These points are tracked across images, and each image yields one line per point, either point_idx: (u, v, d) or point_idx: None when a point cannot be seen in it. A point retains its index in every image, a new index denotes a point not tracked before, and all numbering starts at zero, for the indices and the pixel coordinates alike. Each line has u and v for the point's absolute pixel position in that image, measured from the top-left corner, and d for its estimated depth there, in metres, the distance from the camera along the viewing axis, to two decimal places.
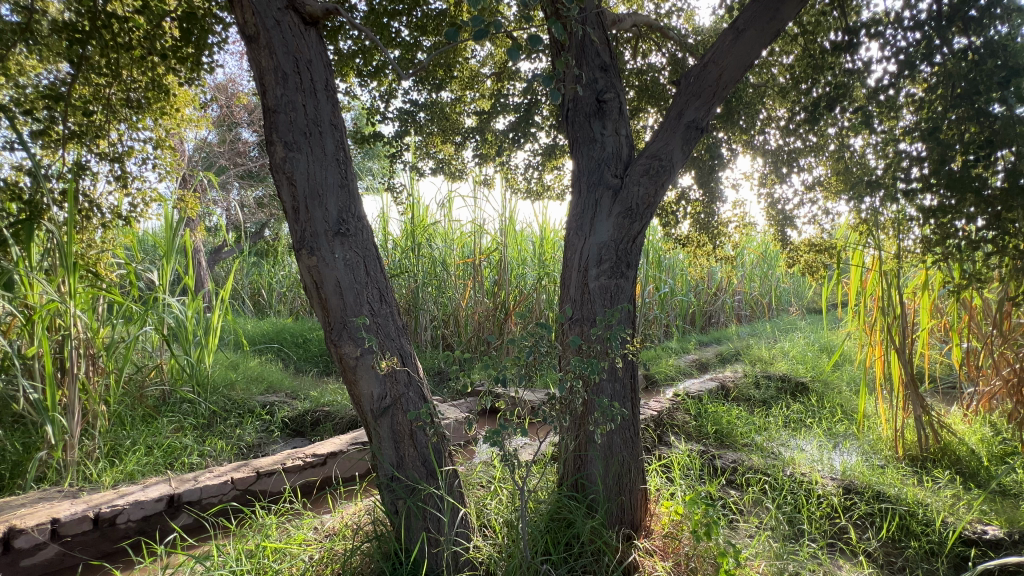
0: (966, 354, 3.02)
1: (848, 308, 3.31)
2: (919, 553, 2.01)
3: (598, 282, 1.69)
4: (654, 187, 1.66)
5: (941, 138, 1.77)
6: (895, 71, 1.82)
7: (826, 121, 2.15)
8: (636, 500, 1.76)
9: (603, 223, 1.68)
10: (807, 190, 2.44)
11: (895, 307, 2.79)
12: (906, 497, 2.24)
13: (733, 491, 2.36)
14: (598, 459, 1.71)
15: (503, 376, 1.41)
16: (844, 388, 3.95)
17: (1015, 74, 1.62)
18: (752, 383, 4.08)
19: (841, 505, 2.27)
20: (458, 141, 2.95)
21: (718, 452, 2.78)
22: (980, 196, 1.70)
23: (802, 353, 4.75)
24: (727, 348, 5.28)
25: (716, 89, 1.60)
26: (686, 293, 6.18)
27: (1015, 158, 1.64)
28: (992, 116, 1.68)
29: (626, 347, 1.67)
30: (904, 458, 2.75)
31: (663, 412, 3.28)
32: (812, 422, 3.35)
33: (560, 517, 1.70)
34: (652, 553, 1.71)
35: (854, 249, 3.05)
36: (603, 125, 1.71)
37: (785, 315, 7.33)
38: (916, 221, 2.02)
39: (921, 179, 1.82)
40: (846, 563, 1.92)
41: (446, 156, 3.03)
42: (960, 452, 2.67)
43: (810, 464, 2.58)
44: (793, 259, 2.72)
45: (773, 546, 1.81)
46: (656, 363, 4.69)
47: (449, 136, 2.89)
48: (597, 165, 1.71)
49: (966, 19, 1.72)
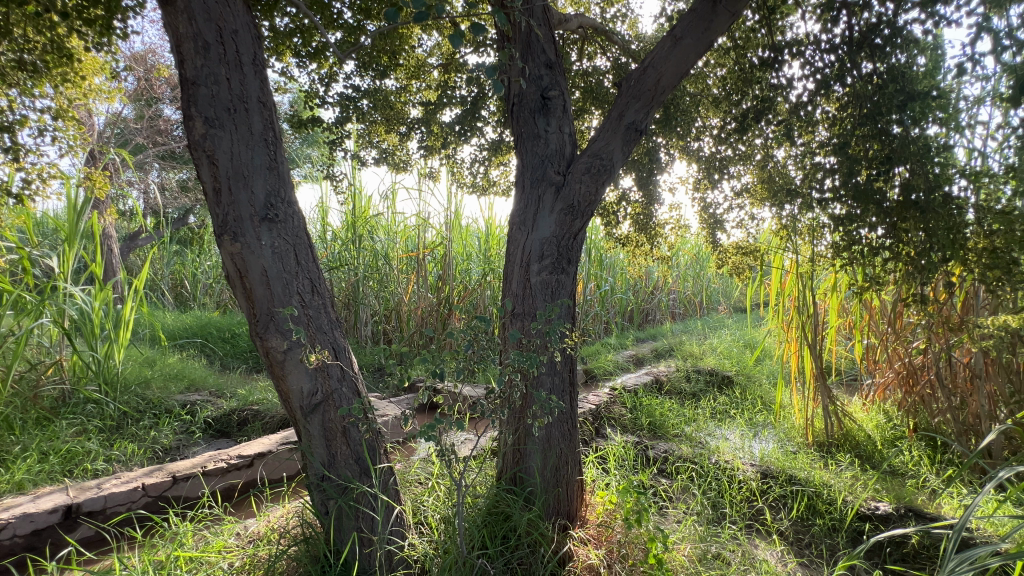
0: (867, 350, 3.36)
1: (769, 308, 3.58)
2: (823, 530, 2.22)
3: (539, 277, 1.71)
4: (595, 186, 1.69)
5: (850, 153, 1.95)
6: (813, 89, 1.99)
7: (754, 132, 2.30)
8: (572, 491, 1.80)
9: (546, 219, 1.70)
10: (735, 196, 2.60)
11: (809, 307, 3.05)
12: (814, 479, 2.44)
13: (663, 479, 2.48)
14: (536, 452, 1.73)
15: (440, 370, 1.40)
16: (764, 381, 4.28)
17: (911, 99, 1.82)
18: (683, 376, 4.32)
19: (758, 489, 2.45)
20: (404, 132, 2.88)
21: (651, 442, 2.93)
22: (880, 208, 1.90)
23: (728, 349, 5.09)
24: (661, 344, 5.56)
25: (654, 93, 1.65)
26: (625, 292, 6.42)
27: (909, 174, 1.83)
28: (891, 135, 1.86)
29: (565, 341, 1.69)
30: (813, 444, 3.02)
31: (601, 406, 3.39)
32: (735, 413, 3.60)
33: (498, 511, 1.71)
34: (586, 542, 1.73)
35: (775, 253, 3.30)
36: (547, 122, 1.73)
37: (713, 313, 7.81)
38: (828, 228, 2.21)
39: (833, 190, 2.01)
40: (761, 541, 2.09)
41: (391, 146, 2.94)
42: (859, 438, 2.97)
43: (733, 452, 2.77)
44: (722, 260, 2.89)
45: (698, 530, 1.91)
46: (596, 359, 4.85)
47: (394, 126, 2.81)
48: (542, 161, 1.72)
49: (872, 46, 1.91)
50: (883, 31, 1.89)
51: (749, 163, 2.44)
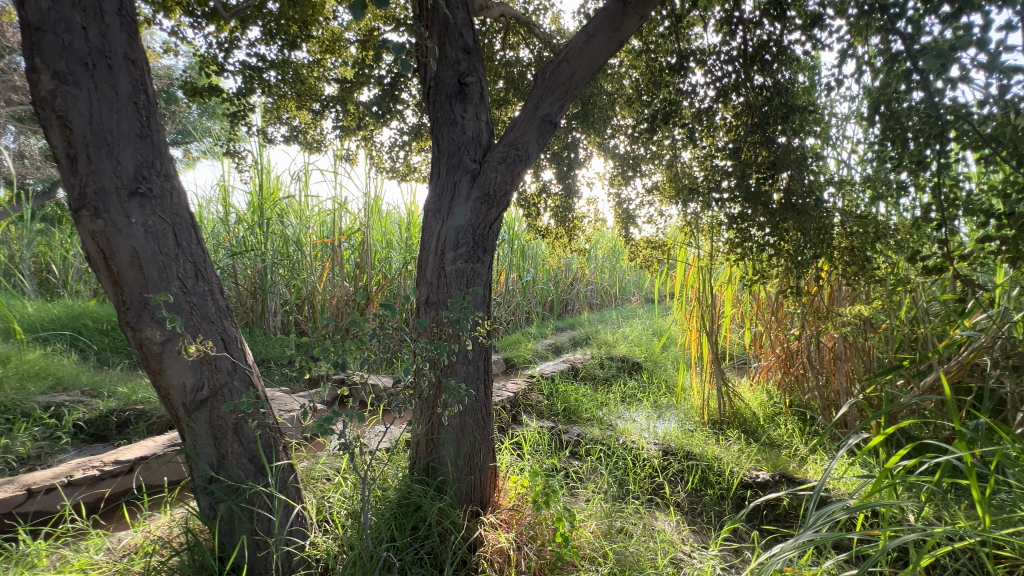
0: (755, 336, 3.75)
1: (675, 298, 3.87)
2: (713, 498, 2.46)
3: (454, 265, 1.69)
4: (511, 176, 1.69)
5: (743, 158, 2.15)
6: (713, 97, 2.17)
7: (663, 133, 2.44)
8: (485, 478, 1.82)
9: (461, 207, 1.69)
10: (646, 193, 2.75)
11: (708, 297, 3.35)
12: (707, 454, 2.68)
13: (575, 461, 2.61)
14: (450, 441, 1.73)
15: (343, 361, 1.33)
16: (669, 366, 4.63)
17: (791, 112, 2.04)
18: (598, 363, 4.57)
19: (659, 465, 2.66)
20: (317, 109, 2.70)
21: (565, 427, 3.07)
22: (767, 209, 2.12)
23: (638, 337, 5.44)
24: (579, 333, 5.80)
25: (568, 87, 1.67)
26: (546, 282, 6.60)
27: (790, 180, 2.06)
28: (776, 145, 2.09)
29: (478, 329, 1.69)
30: (708, 422, 3.33)
31: (519, 393, 3.48)
32: (643, 396, 3.87)
33: (408, 502, 1.68)
34: (497, 527, 1.76)
35: (681, 248, 3.57)
36: (463, 108, 1.71)
37: (627, 303, 8.30)
38: (724, 226, 2.42)
39: (729, 192, 2.21)
40: (660, 513, 2.26)
41: (302, 124, 2.75)
42: (746, 415, 3.32)
43: (639, 433, 2.98)
44: (633, 254, 3.07)
45: (604, 507, 2.01)
46: (515, 348, 4.94)
47: (305, 102, 2.63)
48: (458, 148, 1.71)
49: (762, 61, 2.12)
50: (771, 49, 2.10)
51: (657, 162, 2.60)
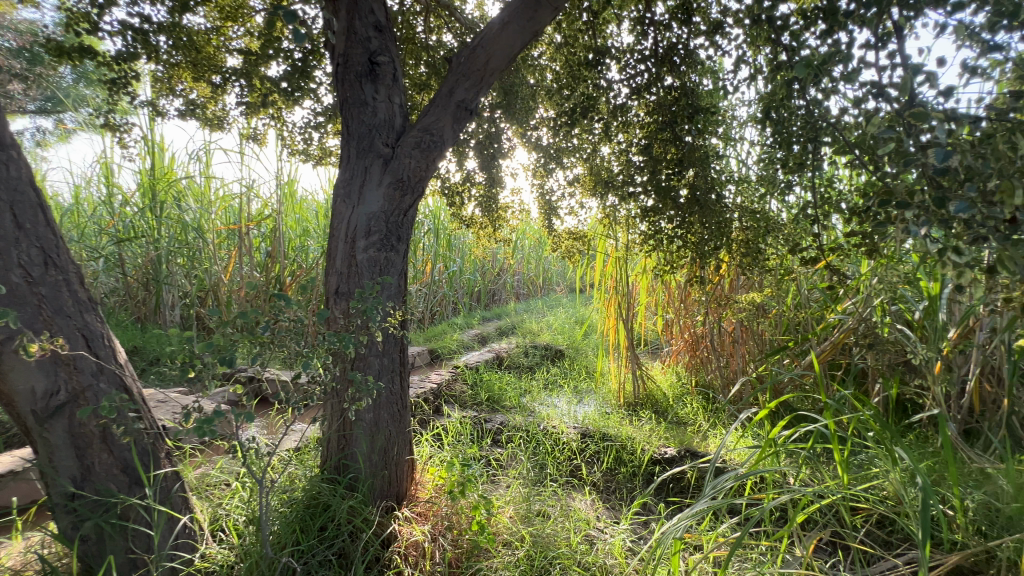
0: (666, 322, 4.02)
1: (595, 287, 4.04)
2: (626, 475, 2.62)
3: (366, 254, 1.62)
4: (425, 162, 1.64)
5: (654, 153, 2.27)
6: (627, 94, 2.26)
7: (583, 127, 2.50)
8: (402, 472, 1.78)
9: (372, 193, 1.62)
10: (568, 185, 2.81)
11: (624, 286, 3.53)
12: (621, 434, 2.84)
13: (498, 449, 2.65)
14: (363, 437, 1.68)
15: (231, 356, 1.21)
16: (590, 352, 4.84)
17: (696, 113, 2.19)
18: (522, 352, 4.66)
19: (577, 448, 2.77)
20: (218, 82, 2.45)
21: (488, 416, 3.11)
22: (675, 203, 2.25)
23: (562, 325, 5.63)
24: (505, 323, 5.88)
25: (483, 74, 1.63)
26: (473, 273, 6.60)
27: (694, 176, 2.22)
28: (683, 142, 2.23)
29: (389, 320, 1.63)
30: (624, 404, 3.53)
31: (442, 384, 3.47)
32: (565, 382, 4.02)
33: (317, 503, 1.61)
34: (412, 521, 1.73)
35: (600, 239, 3.73)
36: (374, 89, 1.63)
37: (552, 293, 8.54)
38: (637, 218, 2.55)
39: (642, 185, 2.31)
40: (577, 493, 2.36)
41: (201, 97, 2.49)
42: (657, 395, 3.56)
43: (560, 417, 3.10)
44: (556, 244, 3.14)
45: (523, 491, 2.06)
46: (441, 339, 4.87)
47: (203, 74, 2.37)
48: (369, 131, 1.63)
49: (672, 63, 2.24)
50: (679, 52, 2.23)
51: (579, 154, 2.61)
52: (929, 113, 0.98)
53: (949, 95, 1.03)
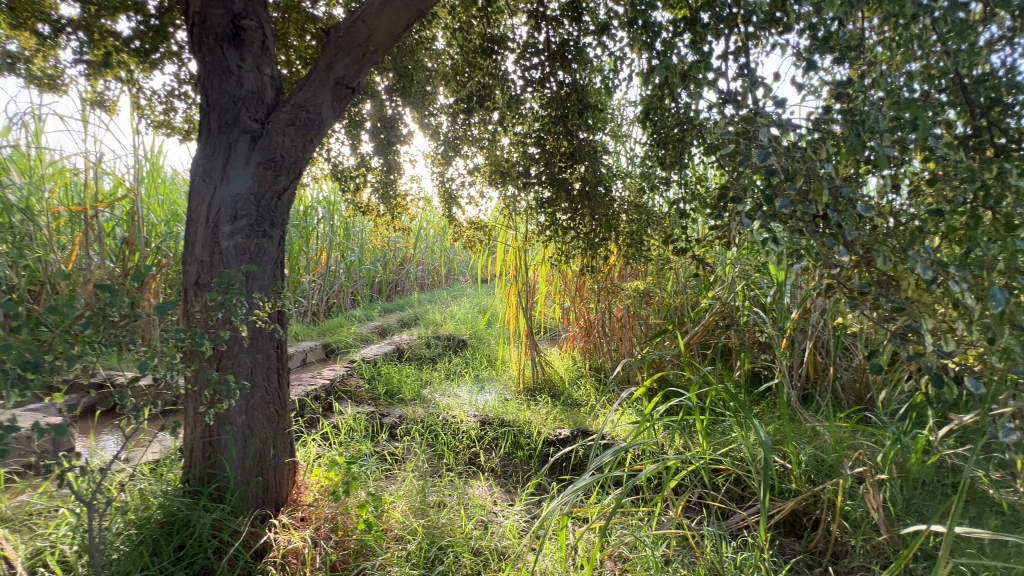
0: (564, 310, 4.19)
1: (497, 277, 4.09)
2: (523, 459, 2.69)
3: (231, 240, 1.47)
4: (301, 142, 1.51)
5: (549, 145, 2.35)
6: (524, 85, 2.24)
7: (481, 115, 2.48)
8: (281, 476, 1.66)
9: (238, 173, 1.47)
10: (468, 173, 2.76)
11: (523, 276, 3.62)
12: (519, 420, 2.91)
13: (394, 443, 2.59)
14: (234, 442, 1.54)
15: (36, 361, 1.01)
16: (492, 341, 4.90)
17: (584, 109, 2.31)
18: (424, 343, 4.60)
19: (476, 436, 2.80)
20: (47, 33, 2.02)
21: (386, 410, 3.03)
22: (568, 194, 2.35)
23: (465, 315, 5.63)
24: (408, 314, 5.75)
25: (365, 51, 1.52)
26: (374, 263, 6.34)
27: (585, 169, 2.32)
28: (575, 137, 2.32)
29: (258, 313, 1.49)
30: (523, 389, 3.64)
31: (336, 380, 3.32)
32: (467, 371, 4.04)
33: (175, 519, 1.47)
34: (290, 527, 1.61)
35: (501, 230, 3.78)
36: (239, 56, 1.47)
37: (457, 283, 8.51)
38: (532, 208, 2.60)
39: (536, 176, 2.38)
40: (475, 480, 2.39)
41: (23, 49, 2.04)
42: (555, 380, 3.71)
43: (460, 406, 3.10)
44: (457, 234, 3.10)
45: (418, 484, 2.03)
46: (337, 332, 4.61)
47: (27, 22, 1.94)
48: (234, 103, 1.47)
49: (565, 59, 2.30)
50: (571, 50, 2.30)
51: (480, 144, 2.57)
52: (758, 119, 1.11)
53: (782, 106, 1.17)
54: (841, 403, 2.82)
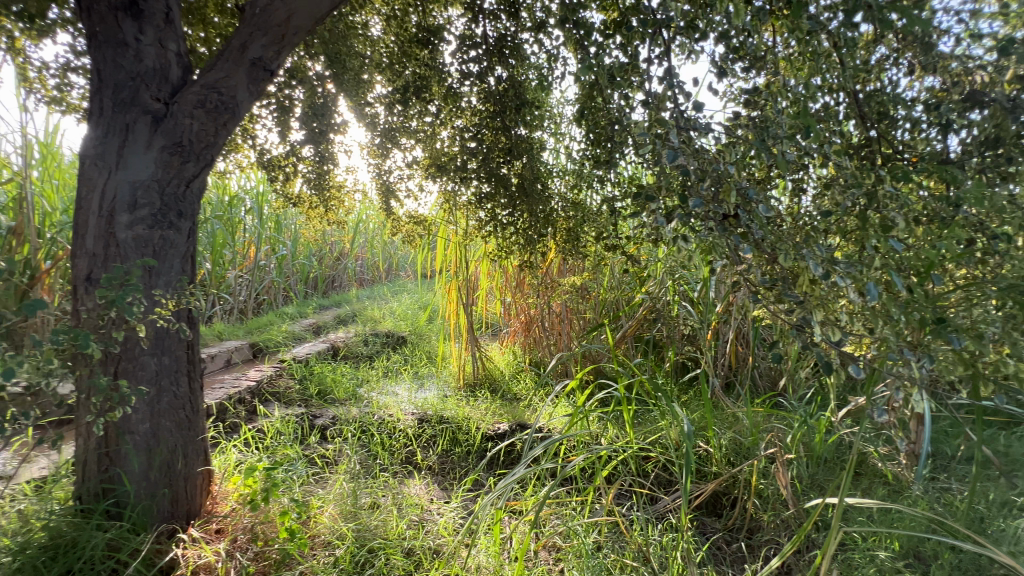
0: (505, 305, 4.21)
1: (438, 272, 4.03)
2: (460, 455, 2.67)
3: (130, 231, 1.34)
4: (212, 126, 1.40)
5: (486, 141, 2.35)
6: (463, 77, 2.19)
7: (417, 107, 2.42)
8: (193, 487, 1.55)
9: (138, 157, 1.34)
10: (406, 166, 2.68)
11: (464, 272, 3.60)
12: (458, 416, 2.88)
13: (326, 445, 2.49)
14: (136, 452, 1.42)
15: None
16: (433, 337, 4.83)
17: (522, 105, 2.29)
18: (361, 341, 4.46)
19: (413, 434, 2.75)
20: None
21: (318, 411, 2.92)
22: (506, 190, 2.37)
23: (405, 311, 5.51)
24: (344, 311, 5.55)
25: (285, 32, 1.41)
26: (308, 258, 6.05)
27: (522, 165, 2.33)
28: (512, 134, 2.32)
29: (162, 311, 1.37)
30: (463, 385, 3.62)
31: (263, 381, 3.15)
32: (405, 368, 3.95)
33: (62, 541, 1.34)
34: (201, 542, 1.52)
35: (441, 225, 3.73)
36: (138, 28, 1.34)
37: (398, 279, 8.32)
38: (471, 203, 2.58)
39: (473, 173, 2.38)
40: (411, 480, 2.35)
41: None
42: (496, 375, 3.71)
43: (398, 404, 3.04)
44: (396, 228, 3.01)
45: (349, 487, 1.96)
46: (266, 330, 4.35)
47: None
48: (133, 80, 1.34)
49: (502, 53, 2.27)
50: (508, 45, 2.27)
51: (418, 137, 2.51)
52: (668, 125, 1.17)
53: (699, 110, 1.24)
54: (758, 390, 3.05)
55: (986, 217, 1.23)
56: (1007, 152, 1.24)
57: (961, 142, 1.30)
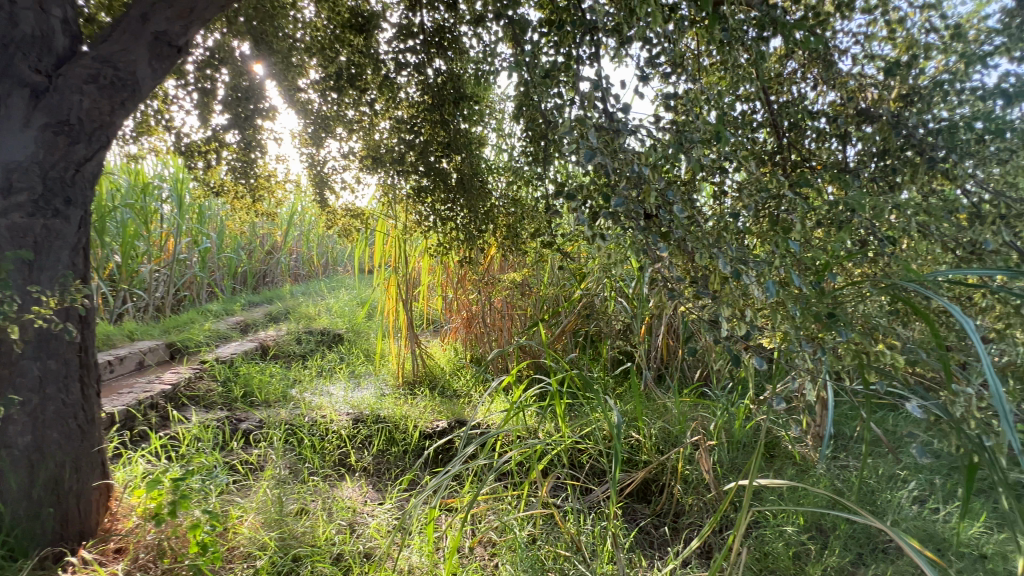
0: (447, 301, 4.16)
1: (376, 267, 3.90)
2: (397, 455, 2.61)
3: (3, 218, 1.20)
4: (107, 105, 1.27)
5: (423, 134, 2.30)
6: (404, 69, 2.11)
7: (351, 96, 2.31)
8: (86, 507, 1.46)
9: (13, 136, 1.20)
10: (342, 157, 2.57)
11: (404, 267, 3.52)
12: (395, 416, 2.80)
13: (252, 450, 2.35)
14: (14, 469, 1.31)
15: None
16: (371, 334, 4.66)
17: (461, 99, 2.24)
18: (293, 339, 4.25)
19: (348, 435, 2.66)
20: None
21: (244, 414, 2.76)
22: (445, 185, 2.34)
23: (342, 308, 5.31)
24: (276, 307, 5.25)
25: (194, 6, 1.29)
26: (235, 251, 5.66)
27: (461, 160, 2.31)
28: (451, 128, 2.26)
29: (42, 310, 1.23)
30: (402, 383, 3.55)
31: (179, 384, 2.91)
32: (342, 367, 3.81)
33: None
34: (95, 564, 1.41)
35: (379, 218, 3.61)
36: None
37: (336, 274, 7.99)
38: (410, 196, 2.51)
39: (410, 167, 2.33)
40: (343, 483, 2.27)
41: None
42: (437, 372, 3.67)
43: (332, 405, 2.92)
44: (331, 221, 2.87)
45: (275, 493, 1.86)
46: (185, 329, 4.03)
47: None
48: (6, 48, 1.20)
49: (439, 43, 2.20)
50: (447, 35, 2.20)
51: (354, 127, 2.40)
52: (591, 127, 1.20)
53: (626, 113, 1.27)
54: (686, 380, 3.23)
55: (874, 221, 1.37)
56: (893, 163, 1.38)
57: (857, 153, 1.44)
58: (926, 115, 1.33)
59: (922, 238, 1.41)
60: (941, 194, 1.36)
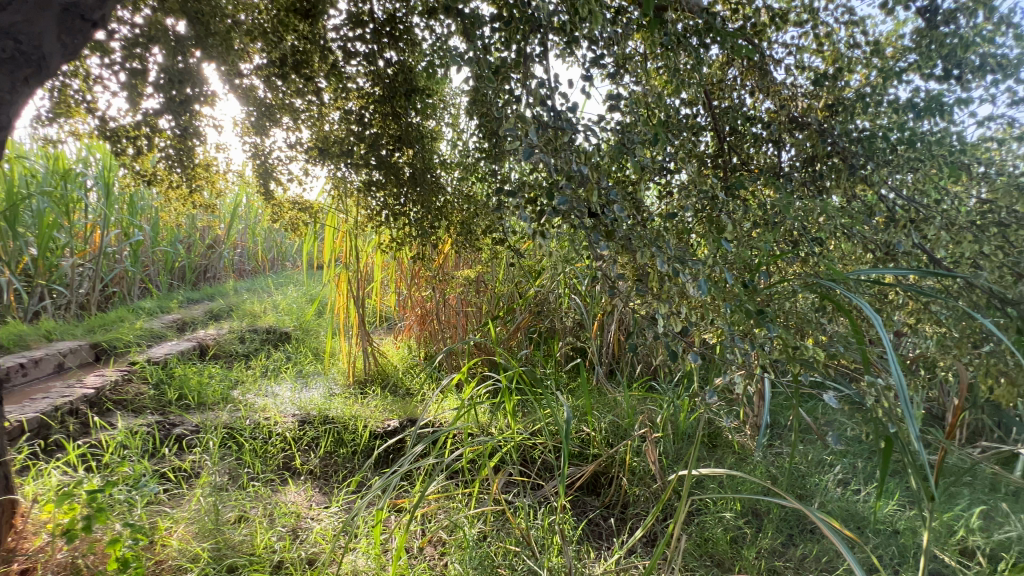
0: (401, 298, 4.08)
1: (327, 263, 3.77)
2: (346, 456, 2.53)
3: None
4: (7, 81, 1.20)
5: (372, 126, 2.24)
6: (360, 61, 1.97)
7: (295, 84, 2.19)
8: None
9: None
10: (289, 148, 2.46)
11: (356, 263, 3.43)
12: (344, 416, 2.71)
13: (187, 456, 2.22)
14: None
15: None
16: (321, 332, 4.50)
17: (412, 92, 2.18)
18: (236, 338, 4.04)
19: (293, 437, 2.56)
20: None
21: (178, 418, 2.60)
22: (397, 179, 2.29)
23: (291, 305, 5.09)
24: (218, 305, 4.97)
25: None
26: (172, 245, 5.31)
27: (413, 154, 2.26)
28: (403, 121, 2.21)
29: None
30: (353, 382, 3.46)
31: (105, 387, 2.70)
32: (289, 366, 3.66)
33: None
34: None
35: (330, 213, 3.49)
36: None
37: (284, 269, 7.64)
38: (360, 189, 2.42)
39: (359, 160, 2.26)
40: (287, 488, 2.18)
41: None
42: (390, 370, 3.59)
43: (277, 406, 2.80)
44: (276, 214, 2.74)
45: (211, 502, 1.76)
46: (113, 329, 3.73)
47: None
48: None
49: (390, 32, 2.09)
50: (398, 24, 2.10)
51: (301, 117, 2.30)
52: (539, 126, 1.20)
53: (575, 112, 1.28)
54: (636, 375, 3.32)
55: (804, 224, 1.45)
56: (820, 169, 1.47)
57: (790, 158, 1.51)
58: (849, 125, 1.42)
59: (846, 239, 1.50)
60: (863, 198, 1.46)
